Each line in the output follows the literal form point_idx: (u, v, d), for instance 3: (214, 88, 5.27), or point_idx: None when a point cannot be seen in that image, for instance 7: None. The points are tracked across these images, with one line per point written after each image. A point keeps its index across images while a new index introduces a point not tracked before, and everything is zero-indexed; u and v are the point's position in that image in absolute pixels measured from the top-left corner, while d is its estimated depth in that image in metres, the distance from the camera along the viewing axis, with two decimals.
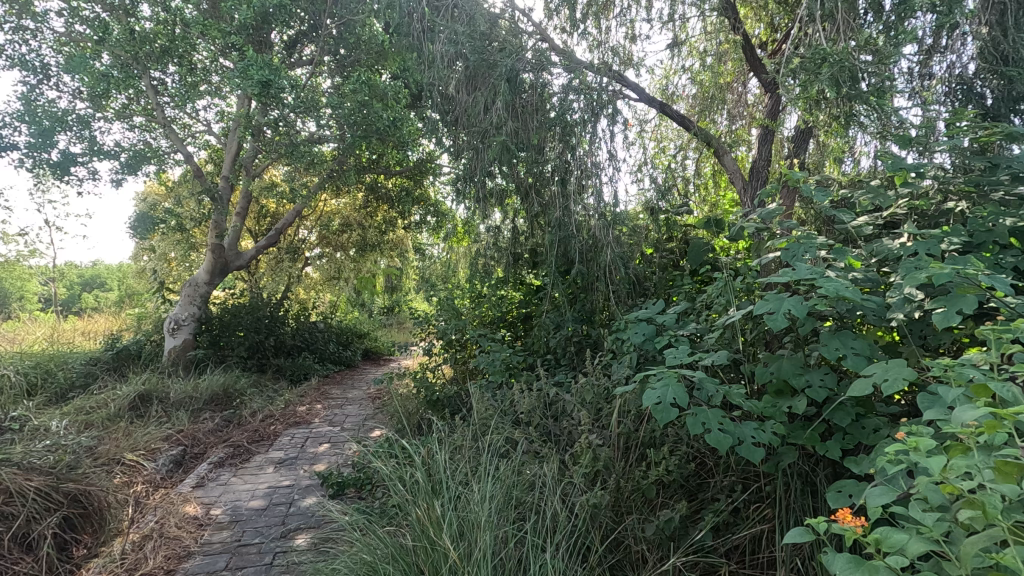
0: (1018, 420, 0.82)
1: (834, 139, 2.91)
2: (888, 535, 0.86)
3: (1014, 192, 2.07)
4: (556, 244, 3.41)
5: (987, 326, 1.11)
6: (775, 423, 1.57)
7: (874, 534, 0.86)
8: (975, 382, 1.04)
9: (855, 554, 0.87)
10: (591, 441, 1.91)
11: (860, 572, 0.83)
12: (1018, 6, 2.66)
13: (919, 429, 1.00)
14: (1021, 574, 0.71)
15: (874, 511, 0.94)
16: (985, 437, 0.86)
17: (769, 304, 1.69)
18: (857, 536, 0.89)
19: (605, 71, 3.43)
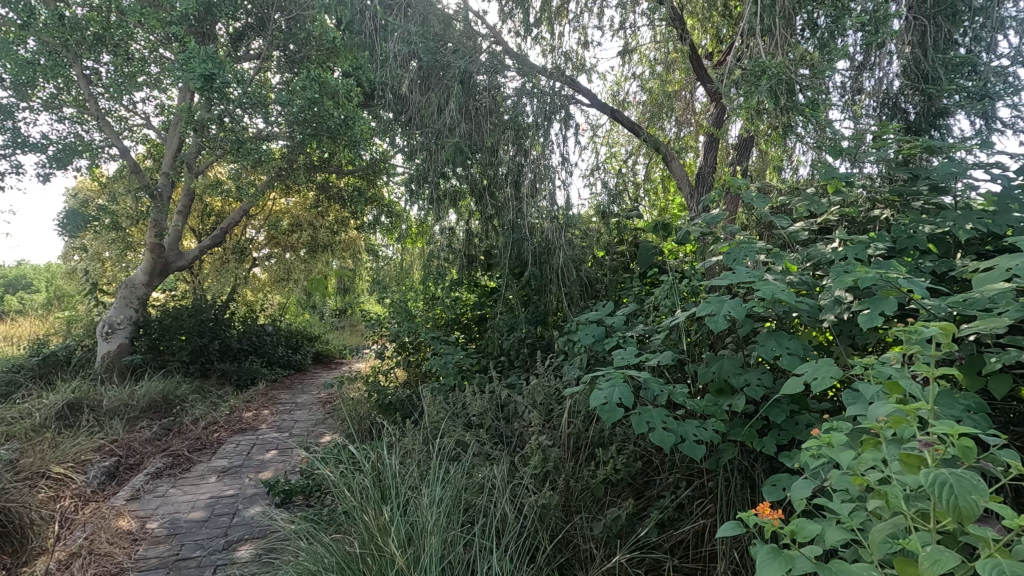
0: (921, 413, 0.88)
1: (774, 148, 3.04)
2: (803, 525, 0.90)
3: (932, 202, 2.23)
4: (509, 246, 3.42)
5: (903, 326, 1.19)
6: (716, 421, 1.63)
7: (790, 525, 0.91)
8: (885, 382, 1.12)
9: (775, 545, 0.91)
10: (540, 441, 1.94)
11: (779, 562, 0.86)
12: (938, 28, 2.87)
13: (839, 423, 1.05)
14: (923, 559, 0.76)
15: (798, 504, 0.98)
16: (893, 431, 0.92)
17: (711, 306, 1.76)
18: (775, 527, 0.93)
19: (558, 76, 3.48)
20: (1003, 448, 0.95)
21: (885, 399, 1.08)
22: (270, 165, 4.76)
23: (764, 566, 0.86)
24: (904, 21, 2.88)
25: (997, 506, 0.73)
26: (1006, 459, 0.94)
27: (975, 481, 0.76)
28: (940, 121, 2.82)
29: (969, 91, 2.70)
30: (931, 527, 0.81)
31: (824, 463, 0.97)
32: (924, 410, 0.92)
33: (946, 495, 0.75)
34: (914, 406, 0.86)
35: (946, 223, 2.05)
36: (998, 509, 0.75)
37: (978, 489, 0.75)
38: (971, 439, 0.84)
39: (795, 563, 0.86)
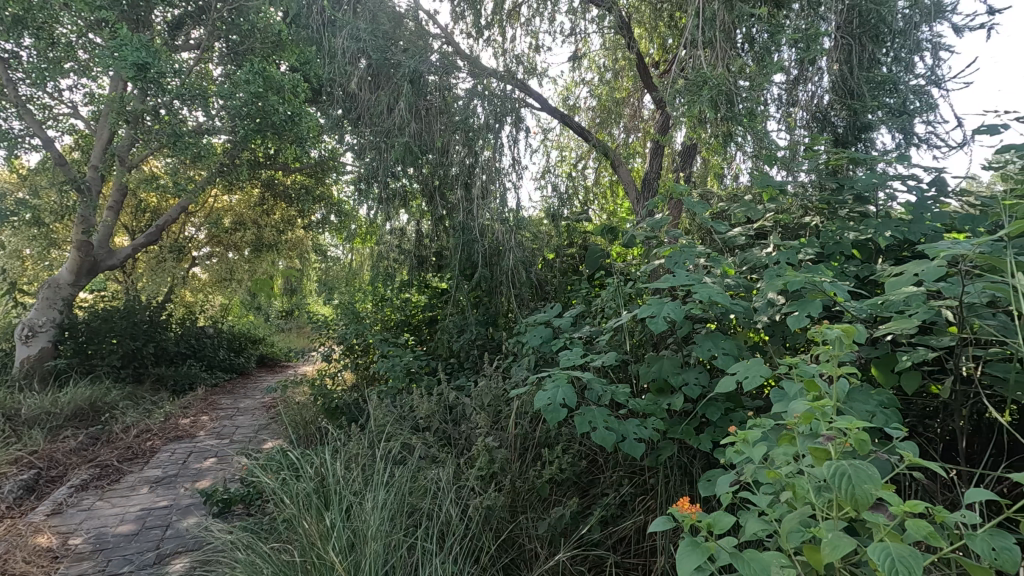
0: (828, 410, 0.94)
1: (716, 157, 3.14)
2: (719, 518, 0.94)
3: (856, 210, 2.38)
4: (460, 248, 3.41)
5: (824, 326, 1.25)
6: (656, 420, 1.68)
7: (707, 517, 0.96)
8: (803, 380, 1.19)
9: (693, 538, 0.95)
10: (487, 443, 1.95)
11: (697, 553, 0.90)
12: (862, 47, 3.08)
13: (760, 421, 1.10)
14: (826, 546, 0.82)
15: (721, 499, 1.02)
16: (803, 427, 0.97)
17: (651, 307, 1.82)
18: (696, 521, 0.97)
19: (509, 79, 3.50)
20: (905, 442, 1.02)
21: (803, 398, 1.14)
22: (211, 160, 4.56)
23: (681, 557, 0.91)
24: (832, 39, 3.06)
25: (887, 493, 0.79)
26: (907, 453, 1.01)
27: (870, 471, 0.82)
28: (862, 134, 3.02)
29: (890, 108, 2.95)
30: (833, 515, 0.87)
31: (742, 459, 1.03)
32: (832, 407, 0.99)
33: (843, 485, 0.81)
34: (820, 403, 0.92)
35: (868, 231, 2.20)
36: (889, 496, 0.81)
37: (871, 479, 0.81)
38: (869, 433, 0.91)
39: (712, 554, 0.90)
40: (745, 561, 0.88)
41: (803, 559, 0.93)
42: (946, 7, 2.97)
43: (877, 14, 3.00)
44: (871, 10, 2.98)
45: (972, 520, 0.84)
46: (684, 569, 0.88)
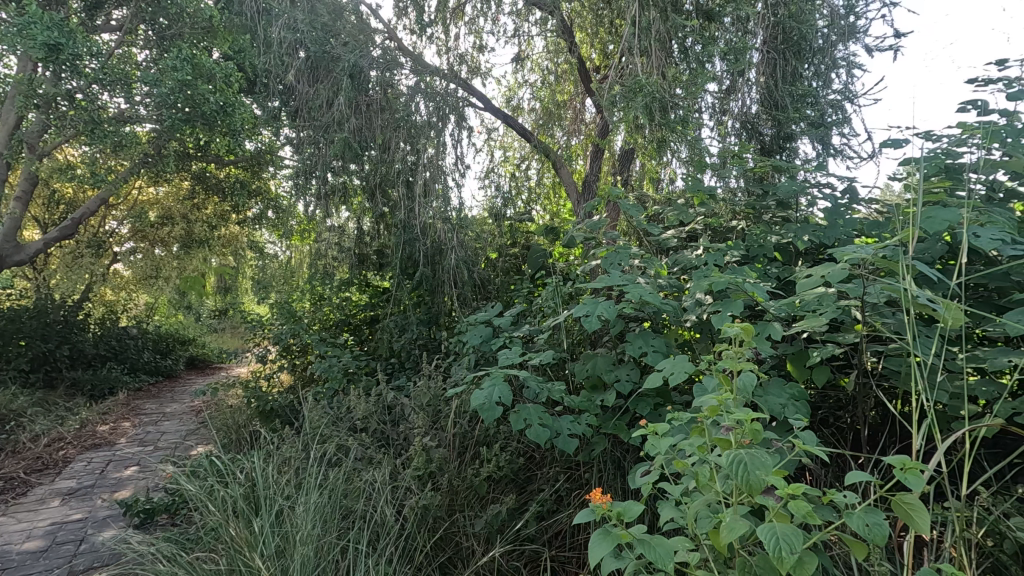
0: (730, 404, 1.00)
1: (652, 161, 3.25)
2: (628, 507, 1.00)
3: (779, 215, 2.53)
4: (401, 246, 3.38)
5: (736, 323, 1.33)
6: (589, 416, 1.74)
7: (620, 507, 1.02)
8: (718, 377, 1.27)
9: (605, 528, 1.00)
10: (425, 443, 1.94)
11: (608, 541, 0.95)
12: (786, 60, 3.27)
13: (676, 415, 1.16)
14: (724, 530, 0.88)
15: (641, 489, 1.07)
16: (710, 420, 1.04)
17: (586, 307, 1.88)
18: (607, 511, 1.02)
19: (452, 77, 3.48)
20: (803, 433, 1.11)
21: (716, 393, 1.21)
22: (134, 150, 4.28)
23: (594, 545, 0.96)
24: (760, 53, 3.23)
25: (777, 479, 0.86)
26: (806, 443, 1.10)
27: (763, 458, 0.89)
28: (786, 144, 3.21)
29: (811, 119, 3.16)
30: (732, 501, 0.94)
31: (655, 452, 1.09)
32: (737, 400, 1.06)
33: (738, 473, 0.87)
34: (724, 398, 0.99)
35: (789, 234, 2.35)
36: (777, 480, 0.89)
37: (763, 466, 0.88)
38: (764, 423, 0.98)
39: (621, 541, 0.95)
40: (652, 547, 0.94)
41: (709, 542, 0.99)
42: (859, 28, 3.21)
43: (799, 32, 3.18)
44: (794, 27, 3.17)
45: (852, 500, 0.93)
46: (595, 557, 0.94)
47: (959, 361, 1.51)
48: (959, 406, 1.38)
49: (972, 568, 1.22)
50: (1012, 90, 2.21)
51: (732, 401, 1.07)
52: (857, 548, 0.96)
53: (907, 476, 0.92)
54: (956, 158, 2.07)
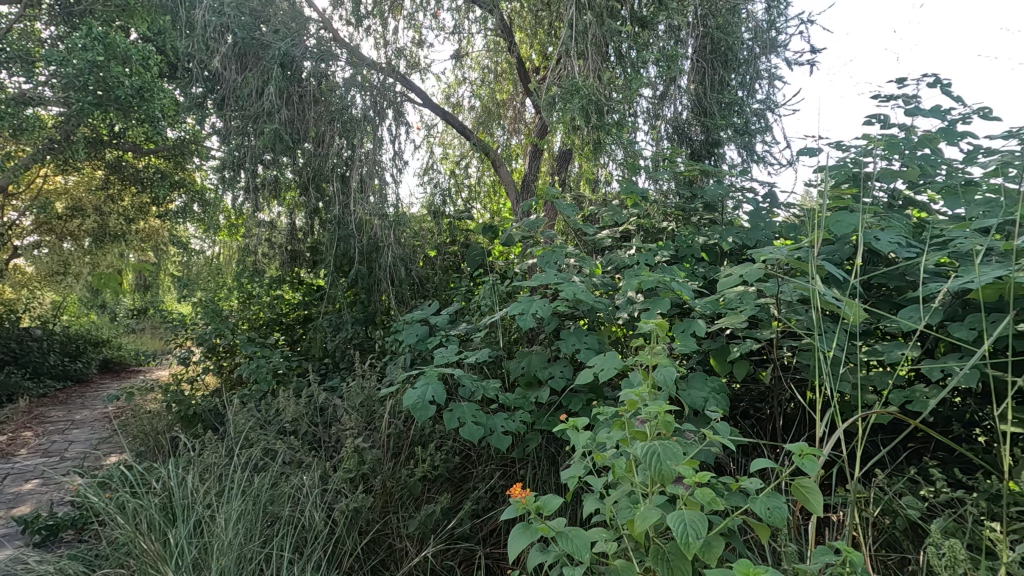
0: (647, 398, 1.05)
1: (589, 163, 3.32)
2: (547, 501, 1.02)
3: (706, 217, 2.65)
4: (335, 243, 3.28)
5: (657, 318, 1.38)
6: (523, 413, 1.76)
7: (539, 501, 1.05)
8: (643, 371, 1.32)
9: (525, 522, 1.02)
10: (357, 444, 1.90)
11: (527, 535, 0.97)
12: (715, 70, 3.42)
13: (599, 410, 1.20)
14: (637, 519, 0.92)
15: (564, 482, 1.10)
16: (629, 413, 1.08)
17: (520, 305, 1.90)
18: (526, 506, 1.05)
19: (389, 71, 3.41)
20: (716, 423, 1.17)
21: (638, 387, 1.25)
22: (36, 135, 3.92)
23: (513, 540, 0.98)
24: (691, 62, 3.37)
25: (687, 468, 0.91)
26: (719, 432, 1.16)
27: (675, 449, 0.94)
28: (714, 149, 3.37)
29: (736, 127, 3.33)
30: (648, 491, 0.98)
31: (580, 446, 1.13)
32: (655, 394, 1.10)
33: (652, 463, 0.92)
34: (642, 393, 1.03)
35: (714, 236, 2.48)
36: (687, 469, 0.94)
37: (675, 456, 0.92)
38: (676, 415, 1.03)
39: (538, 535, 0.97)
40: (569, 538, 0.97)
41: (627, 533, 1.03)
42: (780, 43, 3.41)
43: (726, 42, 3.35)
44: (721, 38, 3.33)
45: (757, 485, 0.99)
46: (515, 550, 0.96)
47: (860, 354, 1.65)
48: (859, 396, 1.50)
49: (867, 544, 1.33)
50: (909, 106, 2.43)
51: (651, 395, 1.12)
52: (761, 530, 1.03)
53: (804, 461, 0.99)
54: (862, 167, 2.24)
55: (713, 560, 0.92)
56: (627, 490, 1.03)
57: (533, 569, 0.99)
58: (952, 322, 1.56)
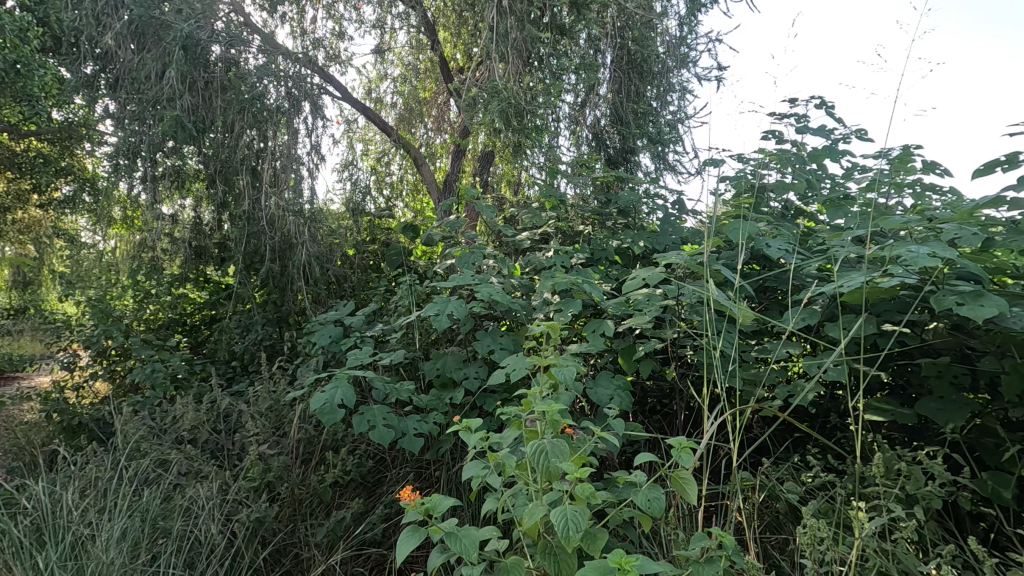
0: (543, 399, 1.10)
1: (510, 165, 3.36)
2: (438, 502, 1.06)
3: (620, 221, 2.76)
4: (244, 240, 3.10)
5: (562, 321, 1.43)
6: (437, 414, 1.76)
7: (429, 503, 1.07)
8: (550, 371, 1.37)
9: (414, 524, 1.06)
10: (262, 451, 1.81)
11: (415, 537, 1.01)
12: (631, 80, 3.57)
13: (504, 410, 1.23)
14: (523, 516, 0.97)
15: (462, 480, 1.12)
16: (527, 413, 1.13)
17: (436, 306, 1.90)
18: (415, 506, 1.08)
19: (306, 61, 3.28)
20: (613, 420, 1.24)
21: (544, 387, 1.30)
22: None
23: (402, 542, 1.02)
24: (609, 72, 3.49)
25: (570, 465, 0.98)
26: (615, 429, 1.24)
27: (562, 446, 1.00)
28: (629, 157, 3.51)
29: (650, 137, 3.50)
30: (537, 488, 1.03)
31: (478, 445, 1.16)
32: (552, 394, 1.15)
33: (539, 462, 0.98)
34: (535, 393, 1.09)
35: (627, 240, 2.59)
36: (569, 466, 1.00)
37: (561, 453, 0.99)
38: (564, 414, 1.09)
39: (427, 536, 1.01)
40: (457, 537, 1.00)
41: (523, 530, 1.07)
42: (691, 58, 3.61)
43: (642, 55, 3.51)
44: (636, 50, 3.49)
45: (641, 478, 1.06)
46: (402, 554, 1.00)
47: (751, 352, 1.78)
48: (748, 391, 1.62)
49: (751, 527, 1.44)
50: (800, 125, 2.66)
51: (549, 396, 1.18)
52: (644, 520, 1.10)
53: (682, 454, 1.07)
54: (759, 179, 2.43)
55: (596, 550, 0.98)
56: (521, 487, 1.08)
57: (427, 569, 1.02)
58: (828, 323, 1.72)
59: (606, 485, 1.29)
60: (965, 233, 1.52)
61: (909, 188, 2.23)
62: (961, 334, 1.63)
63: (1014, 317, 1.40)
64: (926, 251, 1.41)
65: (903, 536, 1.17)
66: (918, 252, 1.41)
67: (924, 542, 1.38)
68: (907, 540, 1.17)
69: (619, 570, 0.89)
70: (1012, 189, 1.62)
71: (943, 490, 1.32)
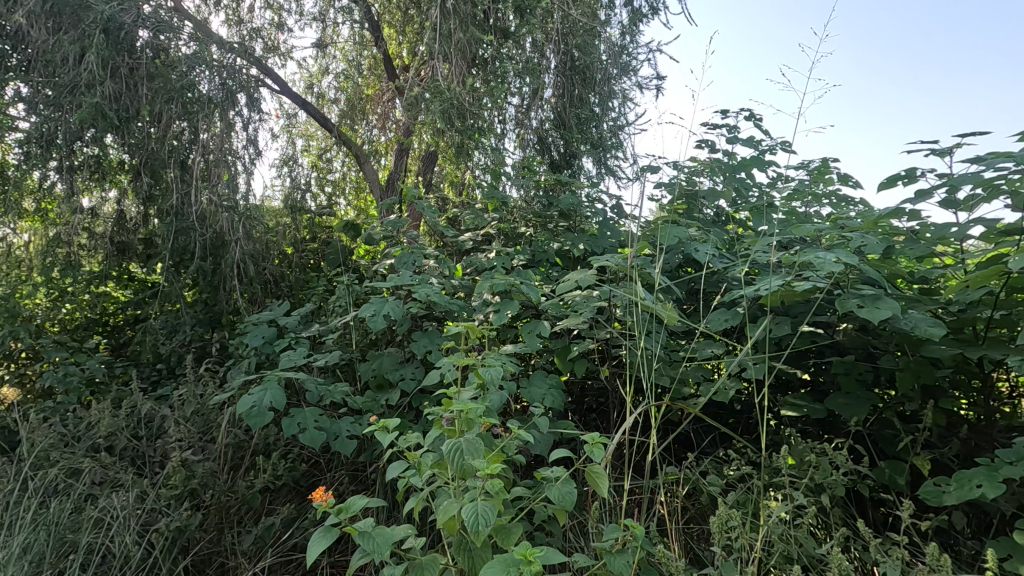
0: (465, 399, 1.12)
1: (454, 166, 3.35)
2: (352, 503, 1.07)
3: (561, 224, 2.81)
4: (171, 237, 2.92)
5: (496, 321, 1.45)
6: (372, 416, 1.74)
7: (346, 504, 1.09)
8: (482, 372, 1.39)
9: (329, 524, 1.08)
10: (186, 457, 1.74)
11: (326, 538, 1.03)
12: (579, 85, 3.59)
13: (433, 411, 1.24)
14: (435, 513, 1.01)
15: (385, 480, 1.13)
16: (452, 413, 1.15)
17: (372, 306, 1.88)
18: (332, 507, 1.09)
19: (242, 52, 3.15)
20: (538, 418, 1.28)
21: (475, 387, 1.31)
22: None
23: (314, 543, 1.04)
24: (554, 77, 3.53)
25: (483, 462, 1.01)
26: (540, 427, 1.28)
27: (478, 444, 1.03)
28: (571, 161, 3.63)
29: (592, 143, 3.58)
30: (453, 485, 1.06)
31: (403, 444, 1.17)
32: (478, 393, 1.18)
33: (454, 459, 1.01)
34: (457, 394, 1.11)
35: (567, 242, 2.64)
36: (484, 464, 1.03)
37: (476, 451, 1.02)
38: (484, 413, 1.12)
39: (337, 536, 1.03)
40: (372, 536, 1.02)
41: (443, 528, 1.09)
42: (633, 67, 3.71)
43: (585, 61, 3.56)
44: (579, 57, 3.53)
45: (556, 473, 1.10)
46: (313, 555, 1.02)
47: (679, 351, 1.87)
48: (674, 389, 1.70)
49: (672, 519, 1.52)
50: (731, 135, 2.79)
51: (477, 396, 1.20)
52: (560, 514, 1.14)
53: (595, 449, 1.12)
54: (692, 186, 2.54)
55: (509, 544, 1.02)
56: (441, 485, 1.10)
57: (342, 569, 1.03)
58: (749, 324, 1.83)
59: (533, 482, 1.33)
60: (867, 241, 1.65)
61: (827, 198, 2.39)
62: (866, 334, 1.77)
63: (907, 319, 1.54)
64: (832, 258, 1.52)
65: (803, 521, 1.26)
66: (826, 258, 1.52)
67: (828, 527, 1.50)
68: (806, 525, 1.26)
69: (523, 562, 0.92)
70: (909, 202, 1.77)
71: (845, 478, 1.43)
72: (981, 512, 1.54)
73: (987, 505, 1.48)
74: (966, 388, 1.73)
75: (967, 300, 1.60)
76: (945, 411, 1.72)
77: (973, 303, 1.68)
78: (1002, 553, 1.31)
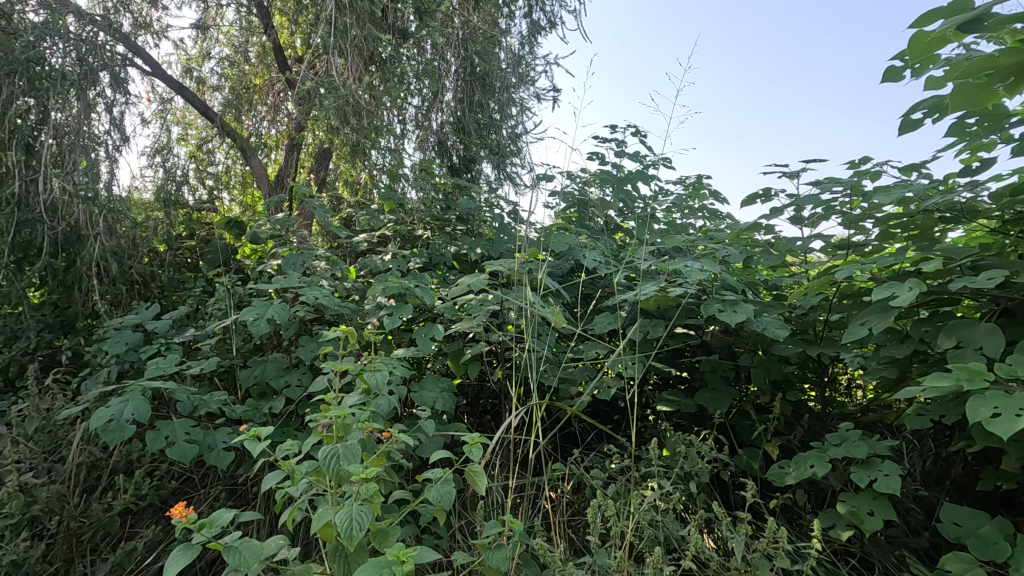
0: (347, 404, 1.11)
1: (349, 164, 3.24)
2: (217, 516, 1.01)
3: (460, 227, 2.83)
4: (9, 231, 2.47)
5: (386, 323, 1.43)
6: (252, 425, 1.65)
7: (210, 519, 1.02)
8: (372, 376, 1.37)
9: (190, 541, 1.01)
10: (26, 481, 1.53)
11: (185, 555, 0.96)
12: (480, 89, 3.60)
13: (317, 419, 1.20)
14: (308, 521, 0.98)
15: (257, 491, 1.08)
16: (334, 419, 1.12)
17: (255, 309, 1.77)
18: (194, 523, 1.02)
19: (106, 27, 2.84)
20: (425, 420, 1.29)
21: (362, 392, 1.29)
22: None
23: (171, 562, 0.97)
24: (454, 81, 3.55)
25: (359, 467, 1.01)
26: (426, 429, 1.29)
27: (355, 449, 1.02)
28: (471, 166, 3.62)
29: (492, 149, 3.62)
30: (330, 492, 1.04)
31: (280, 453, 1.13)
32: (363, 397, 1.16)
33: (329, 466, 0.99)
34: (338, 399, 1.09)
35: (464, 246, 2.66)
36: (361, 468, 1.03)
37: (352, 456, 1.01)
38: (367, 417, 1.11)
39: (199, 553, 0.97)
40: (239, 549, 0.97)
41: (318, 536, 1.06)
42: (531, 77, 3.82)
43: (486, 68, 3.61)
44: (479, 63, 3.57)
45: (436, 474, 1.11)
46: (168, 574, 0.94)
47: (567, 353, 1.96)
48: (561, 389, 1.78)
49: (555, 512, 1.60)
50: (619, 149, 2.98)
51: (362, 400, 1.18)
52: (440, 514, 1.16)
53: (474, 449, 1.15)
54: (584, 196, 2.67)
55: (386, 546, 1.02)
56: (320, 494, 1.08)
57: None
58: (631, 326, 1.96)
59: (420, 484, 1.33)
60: (729, 252, 1.84)
61: (701, 212, 2.62)
62: (729, 335, 1.97)
63: (760, 321, 1.74)
64: (698, 267, 1.69)
65: (668, 506, 1.39)
66: (694, 267, 1.68)
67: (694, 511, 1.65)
68: (671, 509, 1.39)
69: (396, 562, 0.93)
70: (765, 218, 2.01)
71: (708, 466, 1.58)
72: (817, 488, 1.78)
73: (820, 483, 1.71)
74: (808, 382, 1.99)
75: (807, 305, 1.84)
76: (792, 402, 1.96)
77: (813, 307, 1.94)
78: (827, 523, 1.52)
